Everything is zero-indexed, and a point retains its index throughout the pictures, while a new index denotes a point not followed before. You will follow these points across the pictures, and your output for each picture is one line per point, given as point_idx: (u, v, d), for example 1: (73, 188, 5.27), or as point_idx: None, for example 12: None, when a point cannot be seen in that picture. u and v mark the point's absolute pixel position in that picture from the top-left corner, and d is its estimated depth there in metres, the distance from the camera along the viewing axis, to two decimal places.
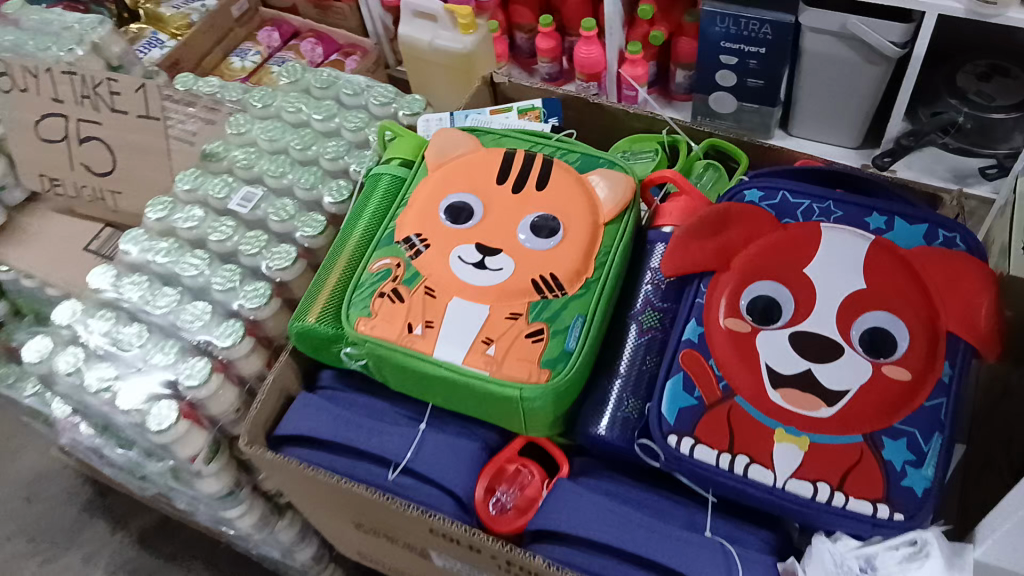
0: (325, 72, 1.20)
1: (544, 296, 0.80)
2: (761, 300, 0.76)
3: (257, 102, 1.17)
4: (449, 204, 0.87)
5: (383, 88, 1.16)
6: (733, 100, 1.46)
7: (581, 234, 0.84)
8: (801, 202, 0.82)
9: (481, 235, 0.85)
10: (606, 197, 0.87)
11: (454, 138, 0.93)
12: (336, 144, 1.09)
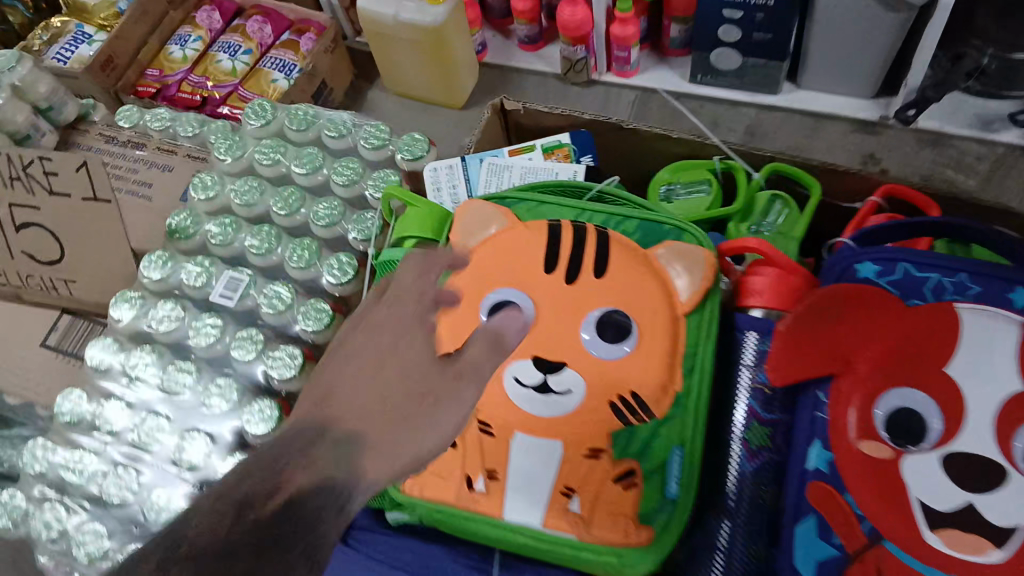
0: (299, 108, 1.03)
1: (627, 422, 0.69)
2: (896, 412, 0.65)
3: (224, 154, 1.00)
4: (493, 306, 0.73)
5: (372, 125, 1.00)
6: (737, 56, 1.41)
7: (658, 332, 0.71)
8: (928, 277, 0.69)
9: (537, 344, 0.71)
10: (682, 281, 0.73)
11: (486, 216, 0.79)
12: (327, 206, 0.94)
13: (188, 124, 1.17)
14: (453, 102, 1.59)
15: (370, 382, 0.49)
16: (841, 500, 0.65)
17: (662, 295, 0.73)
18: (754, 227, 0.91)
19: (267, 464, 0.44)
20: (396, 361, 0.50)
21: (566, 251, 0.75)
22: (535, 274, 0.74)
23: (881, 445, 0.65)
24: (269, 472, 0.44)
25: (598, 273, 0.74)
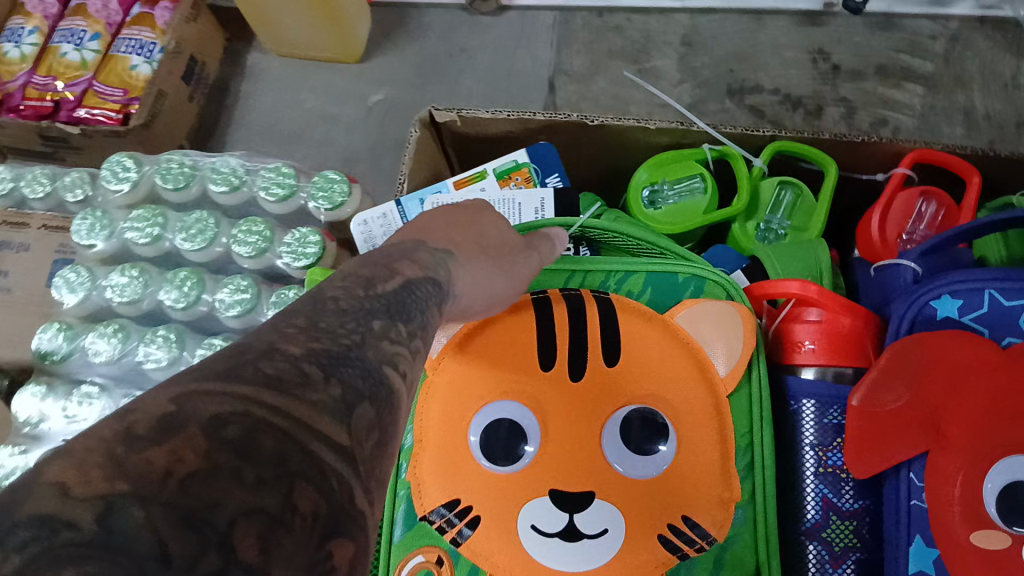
0: (171, 156, 0.82)
1: (683, 555, 0.55)
2: (1012, 489, 0.51)
3: (86, 238, 0.78)
4: (483, 431, 0.55)
5: (270, 167, 0.80)
6: None
7: (703, 429, 0.56)
8: (1022, 304, 0.55)
9: (553, 477, 0.53)
10: (722, 354, 0.58)
11: None
12: (231, 288, 0.75)
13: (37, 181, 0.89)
14: (347, 55, 1.31)
15: (458, 227, 0.56)
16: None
17: (699, 376, 0.57)
18: (763, 226, 0.78)
19: (386, 291, 0.40)
20: (470, 224, 0.57)
21: (562, 337, 0.57)
22: (527, 379, 0.56)
23: (992, 534, 0.51)
24: (389, 308, 0.39)
25: (608, 361, 0.56)
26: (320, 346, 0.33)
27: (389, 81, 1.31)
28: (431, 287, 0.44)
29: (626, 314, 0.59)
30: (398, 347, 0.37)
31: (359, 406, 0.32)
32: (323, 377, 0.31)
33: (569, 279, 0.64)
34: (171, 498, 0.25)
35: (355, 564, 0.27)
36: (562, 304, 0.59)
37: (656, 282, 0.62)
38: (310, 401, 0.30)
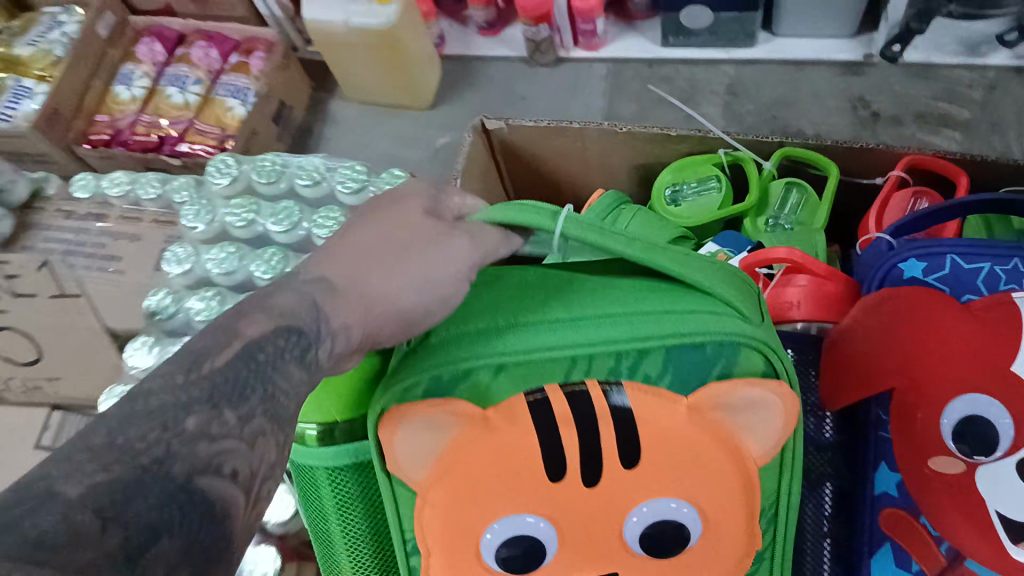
0: (265, 158, 0.98)
1: None
2: (965, 424, 0.58)
3: (193, 224, 0.93)
4: (498, 545, 0.51)
5: (347, 167, 0.95)
6: (708, 14, 1.30)
7: (731, 511, 0.53)
8: (979, 268, 0.64)
9: (573, 569, 0.53)
10: (756, 437, 0.52)
11: (426, 418, 0.50)
12: None
13: (150, 186, 1.01)
14: (420, 99, 1.45)
15: (375, 239, 0.52)
16: (915, 521, 0.62)
17: (727, 461, 0.52)
18: (771, 220, 0.87)
19: (217, 368, 0.42)
20: (380, 231, 0.53)
21: (570, 452, 0.50)
22: (530, 493, 0.51)
23: (949, 460, 0.59)
24: (214, 394, 0.41)
25: (626, 463, 0.50)
26: (102, 481, 0.34)
27: (453, 126, 1.45)
28: (293, 338, 0.46)
29: (641, 400, 0.50)
30: (223, 443, 0.39)
31: (156, 544, 0.33)
32: (97, 529, 0.32)
33: (574, 367, 0.51)
34: None
35: None
36: (564, 404, 0.50)
37: (684, 360, 0.51)
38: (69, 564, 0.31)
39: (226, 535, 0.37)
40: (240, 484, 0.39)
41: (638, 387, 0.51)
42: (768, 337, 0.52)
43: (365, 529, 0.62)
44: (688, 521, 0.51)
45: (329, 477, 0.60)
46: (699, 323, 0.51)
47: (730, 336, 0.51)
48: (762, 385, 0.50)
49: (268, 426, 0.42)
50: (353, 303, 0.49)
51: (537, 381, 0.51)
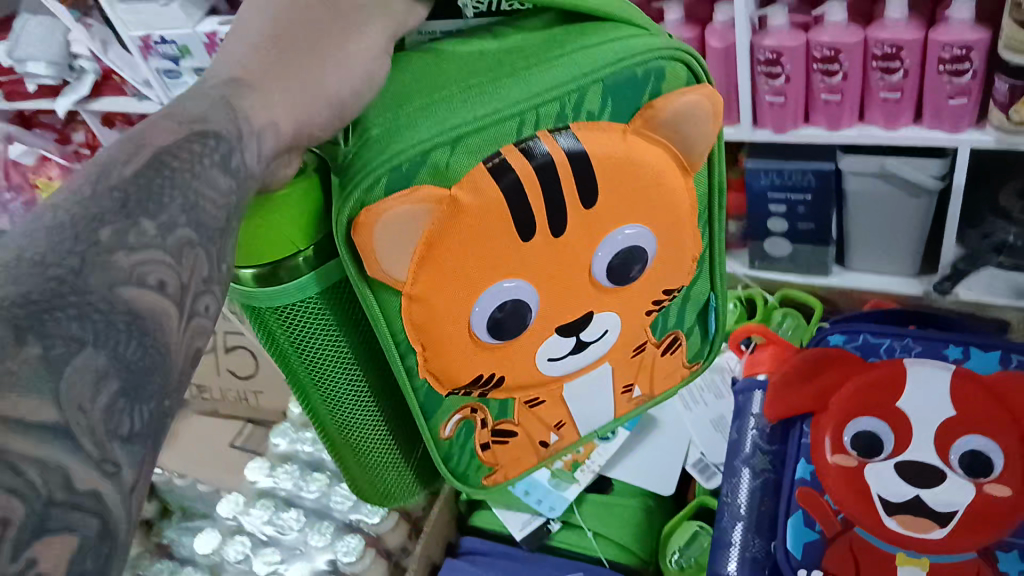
0: None
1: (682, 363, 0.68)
2: (863, 432, 0.71)
3: None
4: (486, 309, 0.52)
5: None
6: (791, 243, 1.16)
7: (684, 232, 0.57)
8: (880, 341, 0.80)
9: (566, 310, 0.55)
10: (692, 124, 0.51)
11: (398, 223, 0.47)
12: None
13: None
14: None
15: (262, 37, 0.45)
16: (821, 499, 0.70)
17: (678, 177, 0.53)
18: None
19: (125, 180, 0.37)
20: (257, 19, 0.46)
21: (538, 209, 0.49)
22: (506, 261, 0.50)
23: (846, 455, 0.71)
24: (128, 203, 0.36)
25: (586, 204, 0.50)
26: (18, 293, 0.32)
27: None
28: (211, 143, 0.40)
29: (593, 145, 0.49)
30: (144, 254, 0.35)
31: (76, 358, 0.32)
32: (11, 341, 0.31)
33: (524, 121, 0.48)
34: None
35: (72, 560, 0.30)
36: (524, 160, 0.48)
37: (614, 91, 0.49)
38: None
39: (160, 355, 0.35)
40: (170, 298, 0.36)
41: (587, 127, 0.49)
42: (679, 43, 0.51)
43: (328, 370, 0.57)
44: (648, 241, 0.54)
45: (291, 340, 0.55)
46: (607, 52, 0.49)
47: (653, 52, 0.50)
48: (685, 90, 0.51)
49: (195, 240, 0.37)
50: (279, 92, 0.44)
51: (495, 146, 0.47)
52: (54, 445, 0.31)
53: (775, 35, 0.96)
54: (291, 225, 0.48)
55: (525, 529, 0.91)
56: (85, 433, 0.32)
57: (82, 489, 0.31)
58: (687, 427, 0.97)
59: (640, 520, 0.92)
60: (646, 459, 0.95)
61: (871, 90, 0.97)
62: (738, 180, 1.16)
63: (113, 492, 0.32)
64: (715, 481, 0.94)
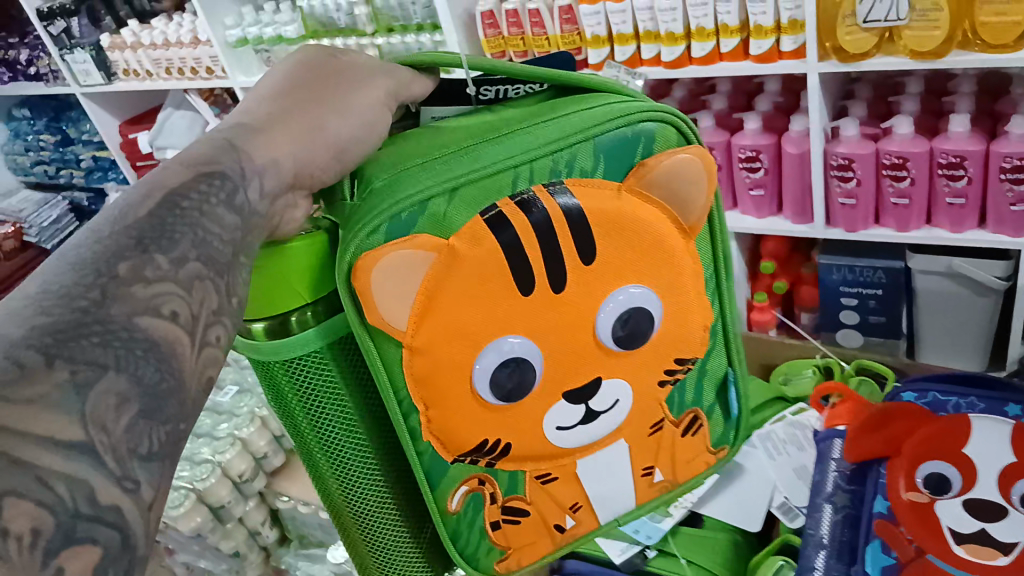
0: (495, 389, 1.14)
1: (711, 447, 0.68)
2: (932, 471, 0.75)
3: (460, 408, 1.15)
4: (487, 366, 0.53)
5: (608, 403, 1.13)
6: (860, 336, 1.52)
7: (693, 301, 0.59)
8: (949, 399, 0.84)
9: (569, 373, 0.56)
10: (692, 189, 0.56)
11: (399, 266, 0.50)
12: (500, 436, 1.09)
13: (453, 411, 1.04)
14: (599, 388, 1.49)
15: (289, 89, 0.52)
16: (899, 533, 0.72)
17: (678, 237, 0.57)
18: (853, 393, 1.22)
19: (140, 219, 0.40)
20: (284, 77, 0.53)
21: (536, 259, 0.52)
22: (510, 315, 0.53)
23: (917, 493, 0.74)
24: (144, 240, 0.39)
25: (585, 260, 0.53)
26: (46, 322, 0.35)
27: None
28: (217, 183, 0.44)
29: (589, 199, 0.53)
30: (159, 287, 0.38)
31: (99, 382, 0.34)
32: (42, 365, 0.33)
33: (519, 175, 0.52)
34: None
35: (95, 568, 0.32)
36: (523, 217, 0.52)
37: (609, 150, 0.54)
38: (22, 398, 0.32)
39: (176, 380, 0.37)
40: (182, 327, 0.39)
41: (582, 183, 0.53)
42: (670, 107, 0.56)
43: (334, 433, 0.58)
44: (653, 303, 0.56)
45: (300, 403, 0.56)
46: (600, 114, 0.54)
47: (646, 114, 0.55)
48: (678, 149, 0.55)
49: (204, 273, 0.40)
50: (283, 136, 0.49)
51: (493, 198, 0.52)
52: (80, 461, 0.33)
53: (847, 143, 1.29)
54: (294, 279, 0.52)
55: (625, 553, 0.97)
56: (108, 451, 0.34)
57: (104, 504, 0.33)
58: (774, 476, 1.03)
59: (728, 550, 0.98)
60: (732, 501, 1.02)
61: (938, 198, 1.27)
62: (812, 276, 1.55)
63: (134, 508, 0.34)
64: (797, 521, 0.97)
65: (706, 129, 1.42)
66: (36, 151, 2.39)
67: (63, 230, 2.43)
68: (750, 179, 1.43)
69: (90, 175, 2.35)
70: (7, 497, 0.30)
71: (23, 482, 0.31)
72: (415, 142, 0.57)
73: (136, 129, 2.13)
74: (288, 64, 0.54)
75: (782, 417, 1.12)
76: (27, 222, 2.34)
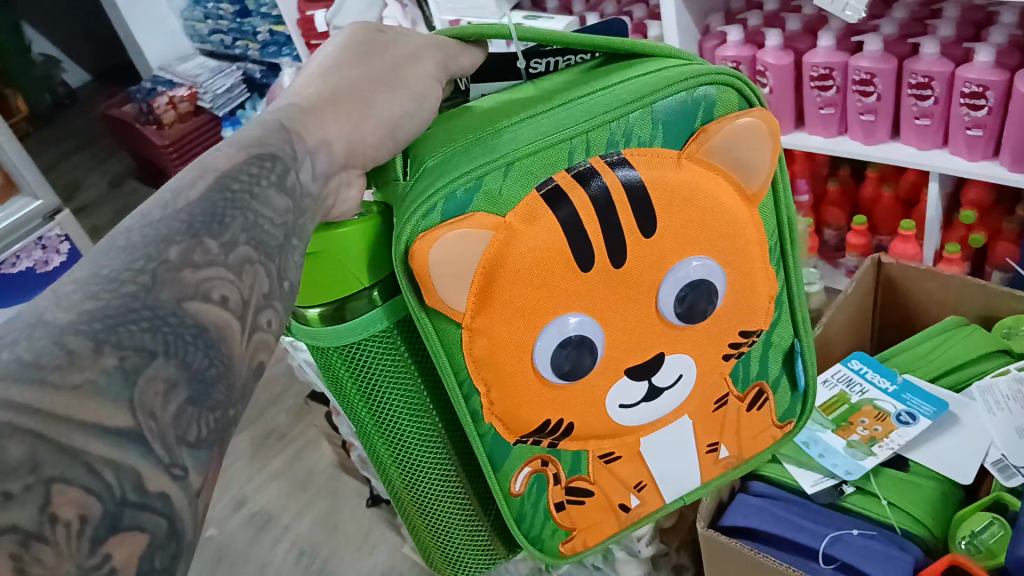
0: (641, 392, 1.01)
1: (776, 422, 0.70)
2: None
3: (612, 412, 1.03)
4: (551, 349, 0.54)
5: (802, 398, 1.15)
6: None
7: (758, 274, 0.60)
8: None
9: (631, 352, 0.57)
10: (756, 163, 0.56)
11: (459, 246, 0.51)
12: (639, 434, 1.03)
13: None
14: None
15: (349, 67, 0.52)
16: None
17: (741, 206, 0.57)
18: None
19: (191, 204, 0.40)
20: (338, 54, 0.53)
21: (595, 233, 0.52)
22: (571, 294, 0.54)
23: None
24: (194, 224, 0.39)
25: (646, 233, 0.54)
26: (94, 308, 0.34)
27: None
28: (268, 164, 0.44)
29: (647, 170, 0.53)
30: (208, 272, 0.38)
31: (148, 368, 0.34)
32: (90, 351, 0.33)
33: (575, 146, 0.53)
34: (29, 374, 0.32)
35: (142, 556, 0.32)
36: (580, 189, 0.52)
37: (668, 120, 0.54)
38: (69, 384, 0.32)
39: (225, 367, 0.37)
40: (232, 311, 0.38)
41: (640, 152, 0.54)
42: (730, 70, 0.56)
43: (389, 412, 0.61)
44: (719, 276, 0.57)
45: (363, 383, 0.59)
46: (656, 81, 0.54)
47: (702, 79, 0.55)
48: (741, 113, 0.55)
49: (254, 257, 0.40)
50: (332, 116, 0.50)
51: (551, 171, 0.53)
52: (128, 448, 0.33)
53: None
54: (352, 260, 0.54)
55: (818, 484, 1.00)
56: (156, 438, 0.33)
57: (152, 491, 0.33)
58: (992, 430, 1.04)
59: (937, 498, 0.98)
60: (944, 449, 1.04)
61: None
62: (1015, 231, 1.33)
63: (181, 495, 0.34)
64: (1014, 480, 0.97)
65: (926, 58, 1.20)
66: (214, 20, 2.63)
67: (234, 99, 2.65)
68: (968, 118, 1.21)
69: (264, 48, 2.51)
70: (55, 485, 0.30)
71: (72, 468, 0.31)
72: (470, 117, 0.58)
73: (314, 6, 2.02)
74: (345, 37, 0.55)
75: (1006, 370, 1.10)
76: (204, 88, 2.59)
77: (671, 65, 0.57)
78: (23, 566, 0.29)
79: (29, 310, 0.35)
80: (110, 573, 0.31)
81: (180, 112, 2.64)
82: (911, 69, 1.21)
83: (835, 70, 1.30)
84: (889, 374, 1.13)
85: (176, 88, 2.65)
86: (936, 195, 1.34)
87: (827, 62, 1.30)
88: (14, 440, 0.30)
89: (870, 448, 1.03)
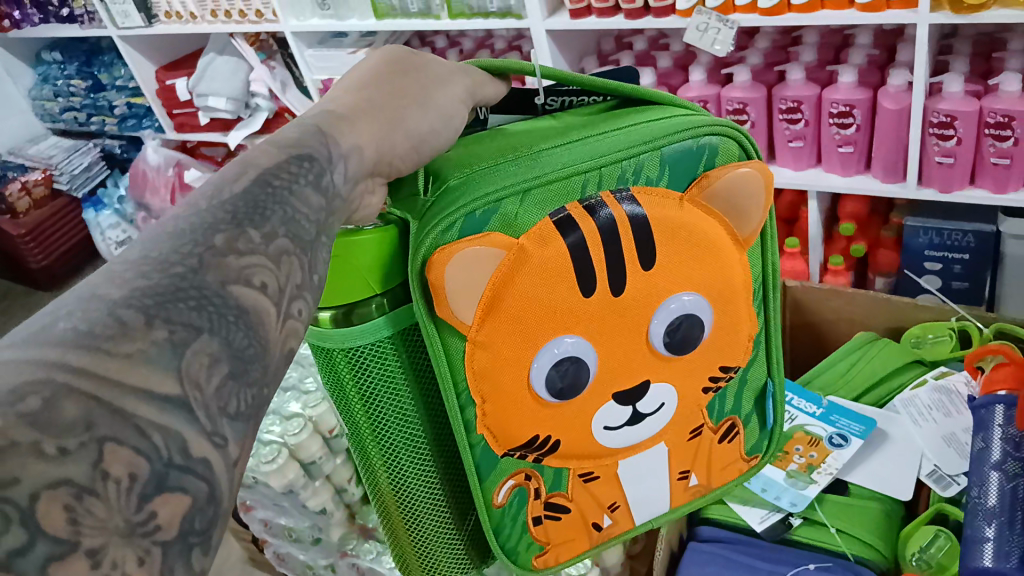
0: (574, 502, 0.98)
1: (747, 456, 0.73)
2: None
3: None
4: (549, 364, 0.58)
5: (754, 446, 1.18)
6: None
7: (740, 313, 0.64)
8: None
9: (618, 373, 0.60)
10: (751, 206, 0.61)
11: (470, 265, 0.54)
12: None
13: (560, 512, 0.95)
14: None
15: (381, 84, 0.56)
16: None
17: (733, 248, 0.61)
18: None
19: (234, 197, 0.43)
20: (371, 72, 0.57)
21: (598, 263, 0.56)
22: (569, 317, 0.57)
23: None
24: (238, 216, 0.42)
25: (645, 267, 0.57)
26: (145, 286, 0.37)
27: None
28: (307, 165, 0.48)
29: (651, 207, 0.57)
30: (250, 259, 0.41)
31: (192, 343, 0.36)
32: (142, 323, 0.35)
33: (588, 180, 0.56)
34: (85, 344, 0.34)
35: (187, 513, 0.34)
36: (590, 221, 0.56)
37: (673, 163, 0.58)
38: (122, 353, 0.34)
39: (261, 347, 0.40)
40: (270, 297, 0.41)
41: (646, 191, 0.57)
42: (733, 123, 0.60)
43: (382, 418, 0.62)
44: (706, 312, 0.61)
45: (359, 387, 0.61)
46: (672, 127, 0.58)
47: (710, 128, 0.59)
48: (740, 163, 0.60)
49: (291, 249, 0.43)
50: (364, 124, 0.53)
51: (563, 201, 0.56)
52: (175, 414, 0.35)
53: (950, 100, 1.26)
54: (367, 268, 0.57)
55: (766, 521, 1.03)
56: (199, 407, 0.36)
57: (194, 456, 0.35)
58: (921, 444, 1.10)
59: (881, 519, 1.03)
60: (879, 468, 1.09)
61: (927, 157, 1.32)
62: (892, 239, 1.52)
63: (221, 462, 0.36)
64: (951, 489, 1.04)
65: (794, 84, 1.39)
66: (65, 97, 2.48)
67: (92, 177, 2.59)
68: (838, 136, 1.39)
69: (122, 122, 2.44)
70: (107, 443, 0.32)
71: (123, 429, 0.33)
72: (484, 143, 0.62)
73: (172, 75, 2.19)
74: (376, 58, 0.59)
75: (924, 382, 1.19)
76: (59, 170, 2.49)
77: (678, 114, 0.61)
78: (76, 518, 0.31)
79: (82, 288, 0.37)
80: (154, 530, 0.33)
81: (35, 198, 2.48)
82: (781, 94, 1.39)
83: (709, 101, 1.46)
84: (815, 398, 1.17)
85: (29, 173, 2.50)
86: (816, 215, 1.52)
87: (701, 95, 1.45)
88: (68, 401, 0.32)
89: (810, 475, 1.06)
